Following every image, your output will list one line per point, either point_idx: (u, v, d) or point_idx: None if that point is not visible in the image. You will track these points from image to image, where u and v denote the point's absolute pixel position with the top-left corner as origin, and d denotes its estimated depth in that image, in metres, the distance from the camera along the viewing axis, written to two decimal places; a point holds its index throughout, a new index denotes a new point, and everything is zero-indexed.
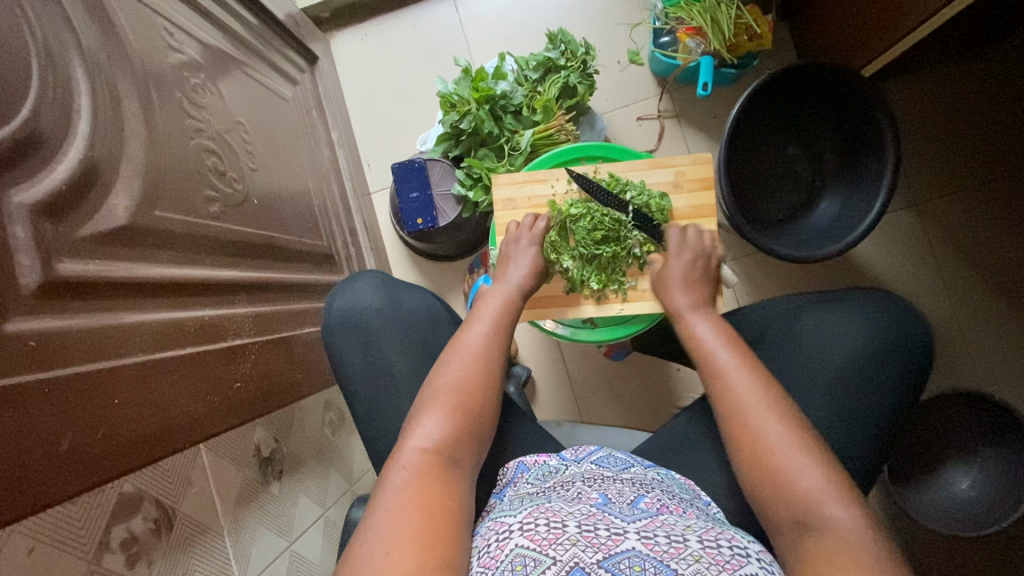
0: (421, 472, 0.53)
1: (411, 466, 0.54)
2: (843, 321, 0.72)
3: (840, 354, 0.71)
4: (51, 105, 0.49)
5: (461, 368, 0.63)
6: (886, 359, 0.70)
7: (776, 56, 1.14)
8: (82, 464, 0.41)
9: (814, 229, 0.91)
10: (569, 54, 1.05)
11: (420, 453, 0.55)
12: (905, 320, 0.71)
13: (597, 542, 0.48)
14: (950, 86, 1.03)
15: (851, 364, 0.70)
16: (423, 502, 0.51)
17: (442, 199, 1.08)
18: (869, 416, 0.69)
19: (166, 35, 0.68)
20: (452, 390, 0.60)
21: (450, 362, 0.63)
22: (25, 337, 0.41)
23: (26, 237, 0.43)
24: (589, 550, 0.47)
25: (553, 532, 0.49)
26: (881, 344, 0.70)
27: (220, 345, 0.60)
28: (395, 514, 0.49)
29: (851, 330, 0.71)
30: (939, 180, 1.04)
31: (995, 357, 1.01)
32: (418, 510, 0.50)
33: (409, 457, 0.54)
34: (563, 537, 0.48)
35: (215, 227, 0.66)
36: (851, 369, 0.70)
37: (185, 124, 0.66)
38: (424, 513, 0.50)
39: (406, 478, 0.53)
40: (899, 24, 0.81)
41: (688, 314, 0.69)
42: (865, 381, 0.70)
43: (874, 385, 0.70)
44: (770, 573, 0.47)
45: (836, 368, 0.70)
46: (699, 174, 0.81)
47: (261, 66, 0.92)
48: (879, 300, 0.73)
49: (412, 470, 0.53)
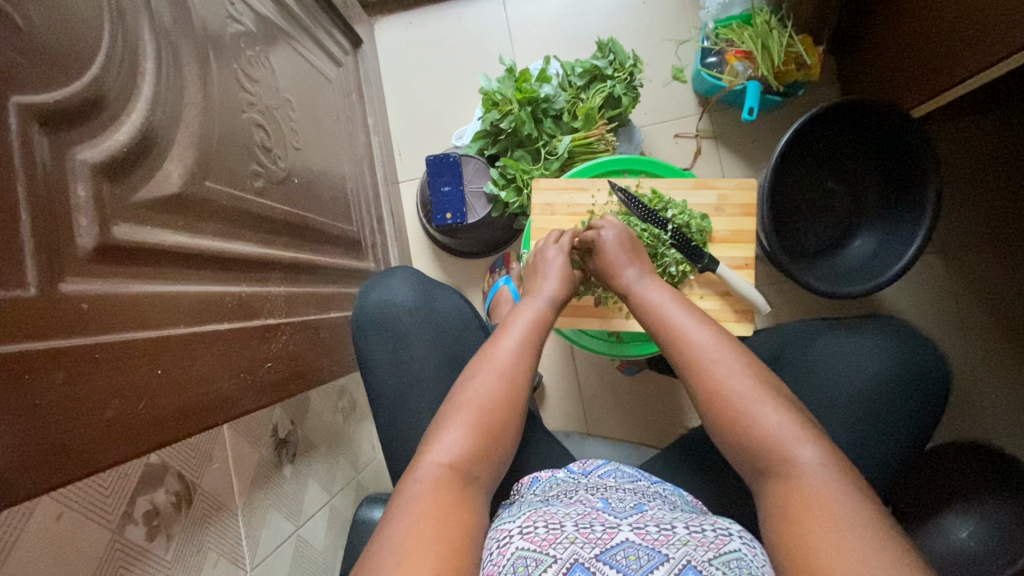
0: (439, 484, 0.53)
1: (429, 480, 0.53)
2: (860, 347, 0.72)
3: (861, 380, 0.70)
4: (118, 65, 0.48)
5: (487, 384, 0.60)
6: (905, 386, 0.69)
7: (819, 88, 1.14)
8: (126, 434, 0.41)
9: (849, 265, 0.91)
10: (618, 65, 1.04)
11: (438, 468, 0.54)
12: (919, 348, 0.71)
13: (593, 536, 0.47)
14: (990, 138, 1.04)
15: (871, 391, 0.69)
16: (438, 513, 0.49)
17: (473, 196, 1.07)
18: (888, 444, 0.69)
19: (228, 4, 0.67)
20: (480, 400, 0.59)
21: (477, 374, 0.61)
22: (78, 299, 0.40)
23: (86, 197, 0.43)
24: (587, 545, 0.46)
25: (552, 532, 0.48)
26: (900, 369, 0.70)
27: (254, 324, 0.59)
28: (411, 526, 0.48)
29: (868, 355, 0.71)
30: (970, 230, 1.04)
31: (1009, 408, 1.01)
32: (436, 524, 0.48)
33: (426, 471, 0.53)
34: (561, 536, 0.47)
35: (258, 203, 0.65)
36: (871, 395, 0.69)
37: (239, 96, 0.66)
38: (442, 525, 0.49)
39: (425, 491, 0.52)
40: (952, 73, 0.81)
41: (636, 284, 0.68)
42: (886, 410, 0.69)
43: (894, 414, 0.69)
44: (754, 549, 0.47)
45: (857, 394, 0.70)
46: (742, 200, 0.81)
47: (309, 44, 0.91)
48: (885, 325, 0.73)
49: (428, 484, 0.52)
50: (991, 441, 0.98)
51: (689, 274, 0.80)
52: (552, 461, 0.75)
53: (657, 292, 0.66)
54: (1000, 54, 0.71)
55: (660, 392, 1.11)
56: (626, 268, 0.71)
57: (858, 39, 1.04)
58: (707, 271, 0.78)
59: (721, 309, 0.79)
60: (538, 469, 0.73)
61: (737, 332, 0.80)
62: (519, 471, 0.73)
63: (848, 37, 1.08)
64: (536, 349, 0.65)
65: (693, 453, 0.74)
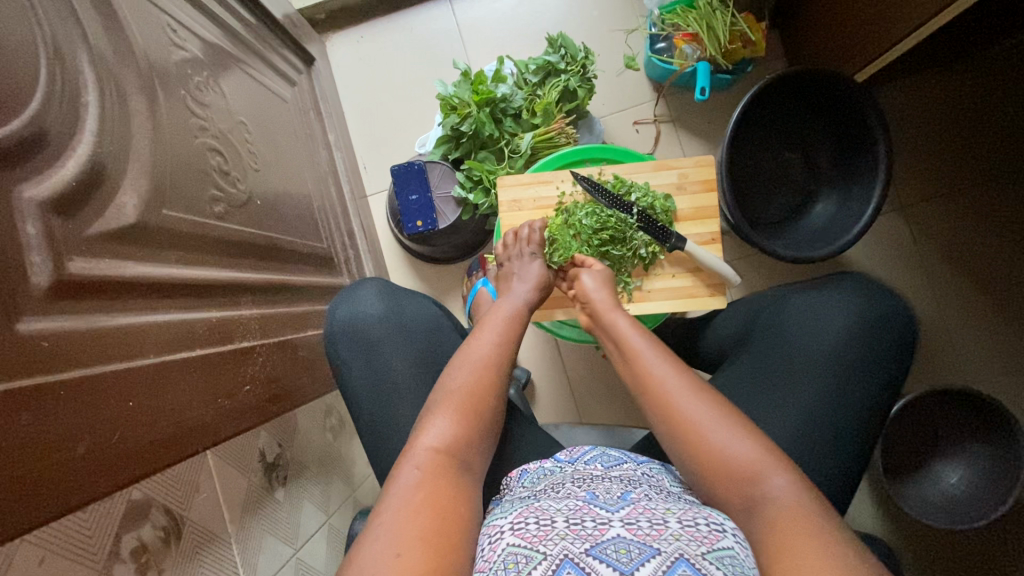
0: (433, 471, 0.53)
1: (420, 466, 0.53)
2: (828, 304, 0.74)
3: (831, 337, 0.72)
4: (59, 100, 0.47)
5: (473, 372, 0.62)
6: (873, 337, 0.71)
7: (767, 64, 1.18)
8: (101, 466, 0.40)
9: (812, 230, 0.94)
10: (570, 58, 1.05)
11: (429, 452, 0.55)
12: (886, 301, 0.73)
13: (584, 533, 0.47)
14: (933, 95, 1.08)
15: (842, 346, 0.71)
16: (433, 504, 0.50)
17: (441, 201, 1.07)
18: (867, 393, 0.70)
19: (170, 32, 0.66)
20: (463, 394, 0.61)
21: (462, 365, 0.63)
22: (38, 338, 0.39)
23: (36, 234, 0.42)
24: (577, 541, 0.46)
25: (542, 529, 0.49)
26: (866, 321, 0.72)
27: (228, 348, 0.59)
28: (400, 514, 0.48)
29: (835, 312, 0.73)
30: (924, 185, 1.08)
31: (981, 352, 1.04)
32: (428, 511, 0.49)
33: (420, 457, 0.54)
34: (551, 533, 0.48)
35: (220, 227, 0.65)
36: (843, 350, 0.71)
37: (190, 123, 0.65)
38: (435, 515, 0.49)
39: (417, 477, 0.52)
40: (894, 30, 0.83)
41: (607, 311, 0.71)
42: (859, 363, 0.71)
43: (866, 365, 0.71)
44: (744, 544, 0.48)
45: (830, 350, 0.71)
46: (702, 176, 0.83)
47: (259, 65, 0.91)
48: (860, 282, 0.75)
49: (421, 470, 0.53)
50: (968, 385, 1.01)
51: (659, 254, 0.81)
52: (542, 454, 0.76)
53: (622, 319, 0.69)
54: (926, 16, 0.76)
55: None
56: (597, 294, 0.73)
57: (800, 12, 1.07)
58: (675, 250, 0.79)
59: (692, 285, 0.81)
60: (528, 462, 0.73)
61: (711, 306, 0.81)
62: (511, 467, 0.74)
63: (790, 11, 1.11)
64: (517, 345, 0.68)
65: None
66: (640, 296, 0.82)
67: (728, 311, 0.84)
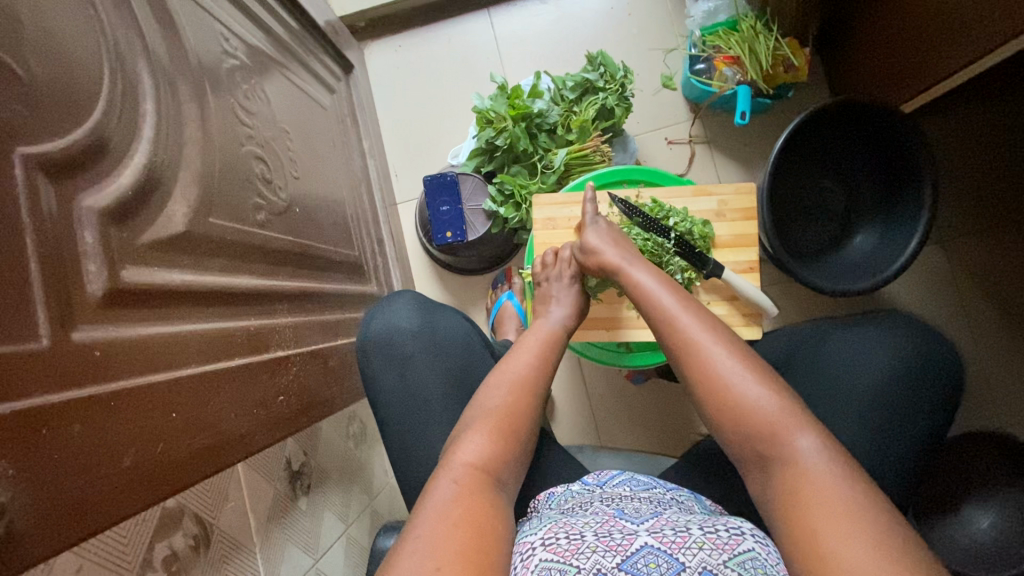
0: (470, 487, 0.53)
1: (458, 482, 0.53)
2: (870, 343, 0.72)
3: (873, 378, 0.70)
4: (119, 109, 0.48)
5: (505, 394, 0.62)
6: (917, 380, 0.69)
7: (808, 89, 1.16)
8: (144, 481, 0.40)
9: (850, 262, 0.92)
10: (608, 77, 1.05)
11: (468, 469, 0.55)
12: (932, 342, 0.71)
13: (614, 544, 0.47)
14: (980, 127, 1.05)
15: (884, 388, 0.69)
16: (469, 518, 0.50)
17: (472, 213, 1.07)
18: (908, 438, 0.68)
19: (222, 40, 0.67)
20: (496, 412, 0.60)
21: (494, 387, 0.63)
22: (90, 346, 0.39)
23: (94, 243, 0.42)
24: (608, 554, 0.46)
25: (573, 543, 0.48)
26: (910, 363, 0.70)
27: (263, 357, 0.59)
28: (438, 529, 0.48)
29: (878, 351, 0.71)
30: (967, 219, 1.05)
31: (1021, 395, 1.01)
32: (466, 526, 0.49)
33: (458, 473, 0.54)
34: (582, 546, 0.47)
35: (261, 236, 0.65)
36: (885, 392, 0.69)
37: (237, 131, 0.66)
38: (474, 533, 0.48)
39: (455, 493, 0.52)
40: (942, 64, 0.81)
41: (626, 265, 0.68)
42: (901, 407, 0.69)
43: (908, 410, 0.69)
44: (766, 547, 0.47)
45: (872, 390, 0.69)
46: (741, 204, 0.81)
47: (302, 72, 0.92)
48: (901, 319, 0.73)
49: (459, 485, 0.53)
50: (1005, 429, 0.98)
51: (694, 280, 0.80)
52: (567, 478, 0.75)
53: (641, 274, 0.67)
54: (977, 55, 0.74)
55: (671, 400, 1.10)
56: (610, 251, 0.71)
57: (845, 38, 1.06)
58: (712, 277, 0.78)
59: (728, 315, 0.79)
60: (555, 485, 0.72)
61: (747, 336, 0.80)
62: (536, 490, 0.73)
63: (834, 38, 1.09)
64: (550, 368, 0.67)
65: (710, 462, 0.74)
66: None
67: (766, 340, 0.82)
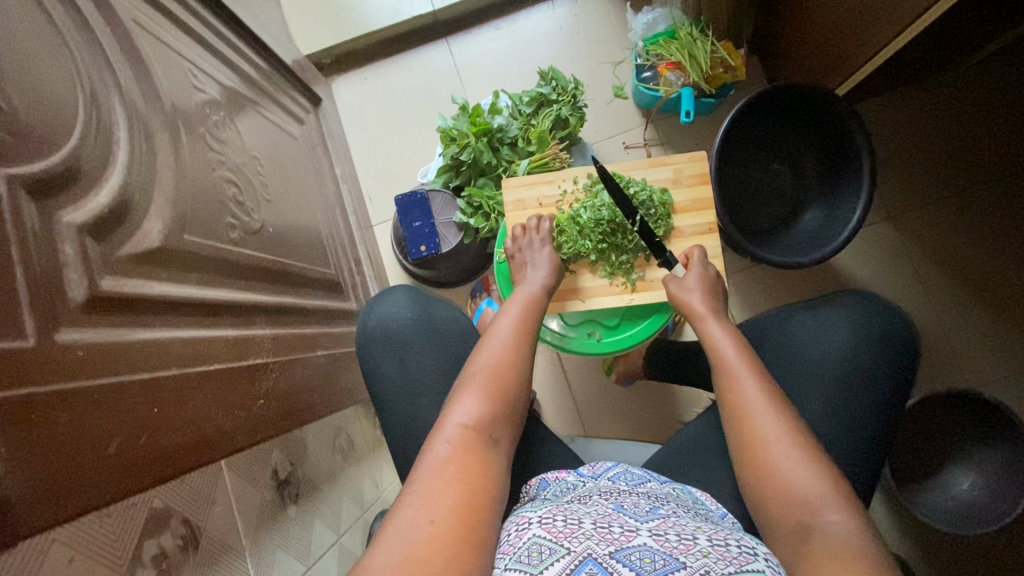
0: (462, 447, 0.56)
1: (451, 441, 0.56)
2: (835, 324, 0.76)
3: (836, 355, 0.74)
4: (94, 136, 0.52)
5: (495, 353, 0.65)
6: (877, 356, 0.73)
7: (749, 87, 1.24)
8: (129, 468, 0.43)
9: (799, 238, 0.98)
10: (561, 89, 1.12)
11: (460, 428, 0.57)
12: (893, 322, 0.75)
13: (610, 537, 0.50)
14: (911, 109, 1.13)
15: (847, 365, 0.73)
16: (465, 478, 0.53)
17: (444, 226, 1.12)
18: (873, 412, 0.72)
19: (191, 76, 0.73)
20: (486, 371, 0.63)
21: (484, 347, 0.66)
22: (74, 348, 0.42)
23: (74, 254, 0.46)
24: (602, 543, 0.49)
25: (569, 527, 0.51)
26: (872, 341, 0.74)
27: (243, 364, 0.62)
28: (434, 487, 0.51)
29: (843, 332, 0.75)
30: (908, 194, 1.12)
31: (980, 355, 1.06)
32: (460, 485, 0.52)
33: (450, 433, 0.56)
34: (578, 531, 0.51)
35: (235, 252, 0.69)
36: (847, 369, 0.73)
37: (208, 157, 0.70)
38: (466, 491, 0.52)
39: (450, 451, 0.55)
40: (864, 48, 0.88)
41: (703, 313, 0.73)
42: (864, 381, 0.73)
43: (871, 385, 0.72)
44: (777, 571, 0.49)
45: (831, 360, 0.74)
46: (695, 170, 0.87)
47: (271, 106, 0.97)
48: (868, 297, 0.78)
49: (452, 445, 0.55)
50: (972, 387, 1.02)
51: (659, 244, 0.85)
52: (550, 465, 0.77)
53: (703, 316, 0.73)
54: (890, 36, 0.81)
55: (652, 391, 1.14)
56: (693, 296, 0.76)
57: (777, 38, 1.14)
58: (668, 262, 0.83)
59: None
60: (546, 470, 0.74)
61: None
62: (519, 479, 0.75)
63: (766, 38, 1.18)
64: (534, 330, 0.70)
65: (685, 437, 0.77)
66: (644, 285, 0.85)
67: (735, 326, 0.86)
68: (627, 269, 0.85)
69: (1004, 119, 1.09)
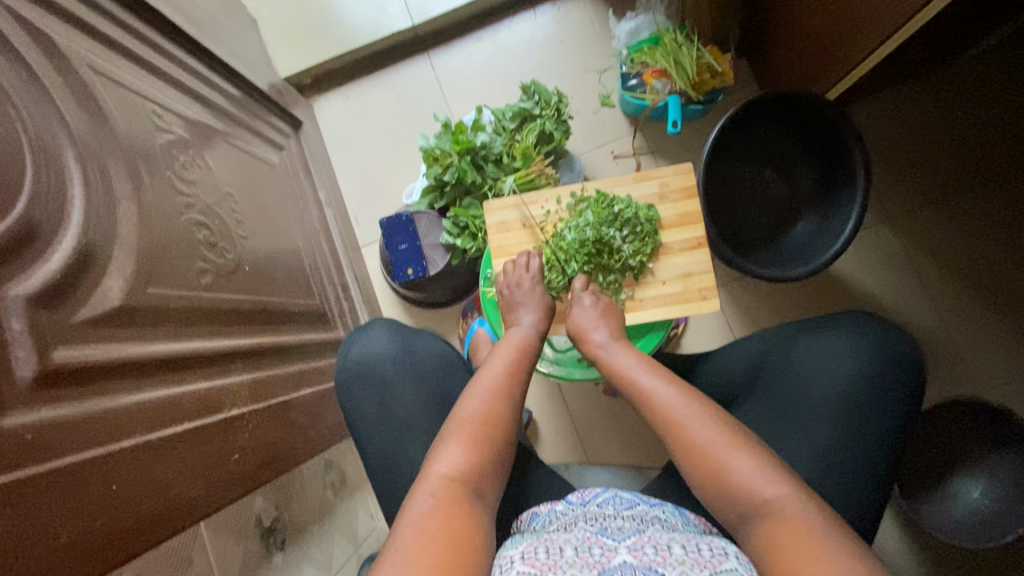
0: (447, 499, 0.53)
1: (435, 494, 0.54)
2: (834, 346, 0.73)
3: (835, 378, 0.71)
4: (46, 195, 0.50)
5: (483, 402, 0.63)
6: (879, 378, 0.70)
7: (739, 91, 1.21)
8: (82, 555, 0.43)
9: (793, 247, 0.94)
10: (544, 103, 1.09)
11: (443, 480, 0.55)
12: (893, 343, 0.72)
13: (592, 560, 0.49)
14: (907, 108, 1.09)
15: (847, 388, 0.71)
16: (448, 532, 0.50)
17: (430, 248, 1.10)
18: (876, 436, 0.69)
19: (155, 116, 0.70)
20: (473, 421, 0.61)
21: (472, 396, 0.64)
22: (22, 431, 0.41)
23: (21, 329, 0.44)
24: (586, 568, 0.48)
25: (551, 558, 0.50)
26: (872, 362, 0.71)
27: (215, 419, 0.60)
28: (417, 542, 0.48)
29: (843, 354, 0.72)
30: (908, 196, 1.08)
31: (987, 360, 1.02)
32: (444, 539, 0.49)
33: (433, 485, 0.54)
34: (560, 561, 0.49)
35: (207, 297, 0.67)
36: (847, 392, 0.70)
37: (176, 201, 0.68)
38: (450, 544, 0.49)
39: (431, 505, 0.52)
40: (852, 53, 0.85)
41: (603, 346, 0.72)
42: (865, 405, 0.70)
43: (873, 409, 0.70)
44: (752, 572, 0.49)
45: (830, 383, 0.71)
46: (682, 184, 0.84)
47: (247, 135, 0.95)
48: (862, 317, 0.75)
49: (435, 498, 0.53)
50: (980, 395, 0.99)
51: (647, 263, 0.82)
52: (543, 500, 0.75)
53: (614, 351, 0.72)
54: (878, 40, 0.78)
55: None
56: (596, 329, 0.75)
57: (765, 40, 1.10)
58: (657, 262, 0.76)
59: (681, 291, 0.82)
60: (539, 504, 0.72)
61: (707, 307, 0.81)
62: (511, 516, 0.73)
63: (755, 40, 1.15)
64: (524, 377, 0.69)
65: None
66: (633, 305, 0.82)
67: (729, 349, 0.83)
68: (615, 289, 0.82)
69: (1005, 115, 1.05)
